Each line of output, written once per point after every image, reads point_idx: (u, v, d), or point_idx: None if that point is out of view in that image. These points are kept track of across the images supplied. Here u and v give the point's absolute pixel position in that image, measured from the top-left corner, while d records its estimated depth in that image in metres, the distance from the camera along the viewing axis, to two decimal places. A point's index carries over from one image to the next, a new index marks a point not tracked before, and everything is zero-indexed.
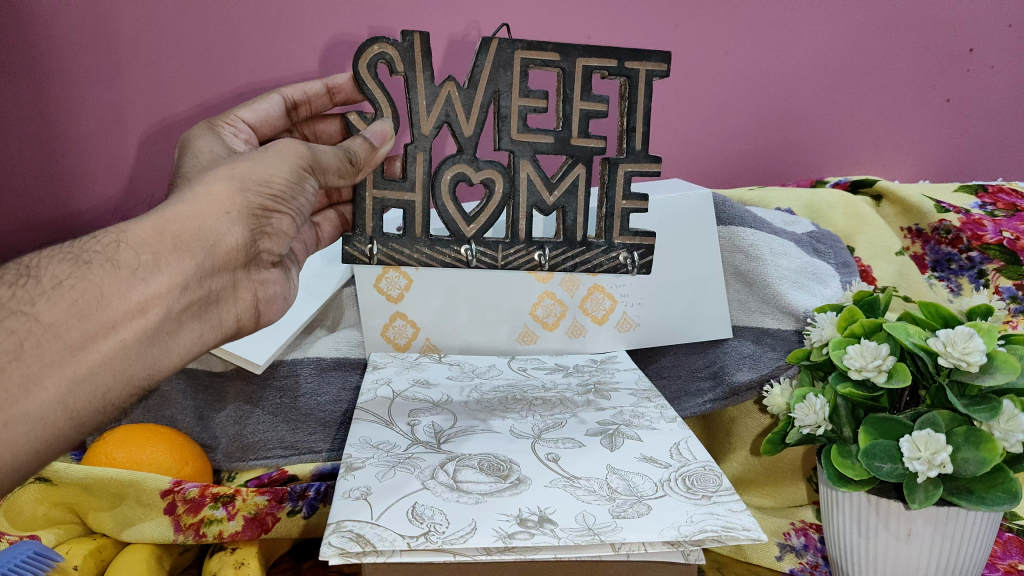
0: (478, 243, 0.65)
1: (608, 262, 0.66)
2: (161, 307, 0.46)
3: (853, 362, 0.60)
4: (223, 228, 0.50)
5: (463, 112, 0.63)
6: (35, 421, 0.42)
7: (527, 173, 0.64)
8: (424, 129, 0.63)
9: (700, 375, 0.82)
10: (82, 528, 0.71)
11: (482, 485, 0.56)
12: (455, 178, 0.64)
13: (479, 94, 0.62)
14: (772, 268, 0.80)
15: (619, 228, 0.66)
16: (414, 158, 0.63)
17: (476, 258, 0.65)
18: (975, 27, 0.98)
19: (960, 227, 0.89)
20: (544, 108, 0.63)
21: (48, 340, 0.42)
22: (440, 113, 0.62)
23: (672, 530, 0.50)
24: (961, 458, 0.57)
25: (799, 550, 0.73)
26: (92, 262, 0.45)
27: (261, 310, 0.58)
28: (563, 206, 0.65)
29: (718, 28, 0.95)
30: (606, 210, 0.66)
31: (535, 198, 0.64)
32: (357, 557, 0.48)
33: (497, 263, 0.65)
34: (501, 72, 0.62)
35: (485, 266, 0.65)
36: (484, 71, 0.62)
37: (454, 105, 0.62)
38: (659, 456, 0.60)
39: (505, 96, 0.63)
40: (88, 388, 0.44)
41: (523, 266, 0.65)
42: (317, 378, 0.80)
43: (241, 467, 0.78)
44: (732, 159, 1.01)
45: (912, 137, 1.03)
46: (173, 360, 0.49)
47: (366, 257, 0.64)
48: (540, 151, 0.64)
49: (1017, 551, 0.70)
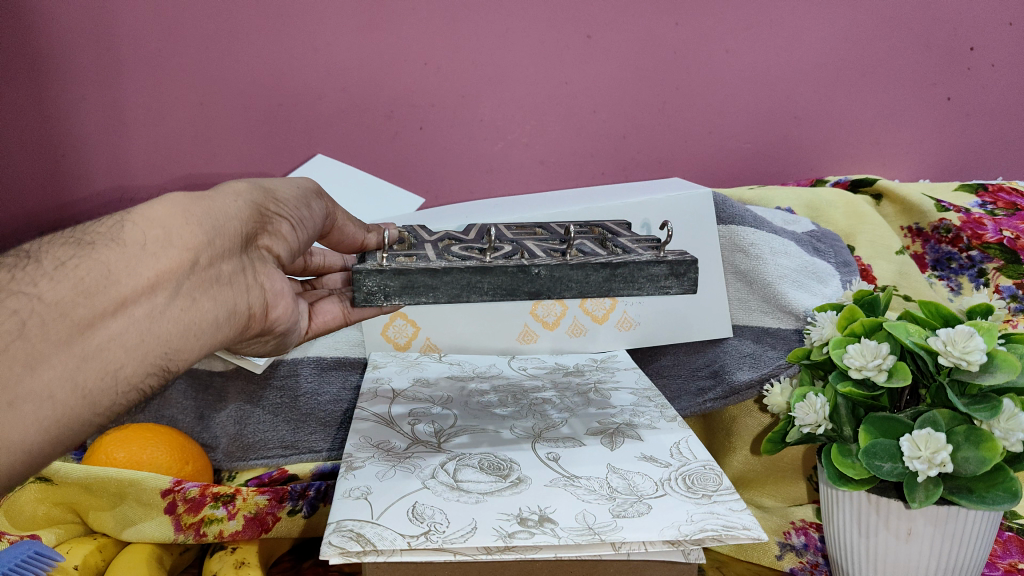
0: (500, 257, 0.53)
1: (645, 257, 0.53)
2: (171, 283, 0.40)
3: (852, 361, 0.60)
4: (232, 212, 0.46)
5: (464, 235, 0.64)
6: (42, 399, 0.36)
7: (532, 240, 0.60)
8: (428, 239, 0.62)
9: (700, 374, 0.82)
10: (83, 527, 0.70)
11: (482, 485, 0.56)
12: (461, 246, 0.58)
13: (473, 232, 0.65)
14: (772, 267, 0.80)
15: (643, 249, 0.56)
16: (419, 245, 0.59)
17: (502, 262, 0.52)
18: (977, 25, 0.97)
19: (959, 226, 0.89)
20: (538, 232, 0.65)
21: (54, 317, 0.36)
22: (442, 233, 0.63)
23: (672, 530, 0.50)
24: (962, 457, 0.57)
25: (800, 549, 0.73)
26: (96, 242, 0.39)
27: (269, 306, 0.51)
28: (578, 244, 0.57)
29: (717, 27, 0.95)
30: (625, 245, 0.58)
31: (547, 246, 0.57)
32: (357, 557, 0.48)
33: (524, 264, 0.51)
34: (492, 228, 0.67)
35: (510, 267, 0.51)
36: (477, 228, 0.67)
37: (453, 233, 0.64)
38: (659, 455, 0.60)
39: (499, 230, 0.65)
40: (99, 365, 0.38)
41: (555, 268, 0.51)
42: (318, 377, 0.80)
43: (241, 467, 0.79)
44: (732, 159, 1.02)
45: (913, 137, 1.03)
46: (191, 345, 0.42)
47: (377, 268, 0.50)
48: (539, 238, 0.61)
49: (1017, 551, 0.70)
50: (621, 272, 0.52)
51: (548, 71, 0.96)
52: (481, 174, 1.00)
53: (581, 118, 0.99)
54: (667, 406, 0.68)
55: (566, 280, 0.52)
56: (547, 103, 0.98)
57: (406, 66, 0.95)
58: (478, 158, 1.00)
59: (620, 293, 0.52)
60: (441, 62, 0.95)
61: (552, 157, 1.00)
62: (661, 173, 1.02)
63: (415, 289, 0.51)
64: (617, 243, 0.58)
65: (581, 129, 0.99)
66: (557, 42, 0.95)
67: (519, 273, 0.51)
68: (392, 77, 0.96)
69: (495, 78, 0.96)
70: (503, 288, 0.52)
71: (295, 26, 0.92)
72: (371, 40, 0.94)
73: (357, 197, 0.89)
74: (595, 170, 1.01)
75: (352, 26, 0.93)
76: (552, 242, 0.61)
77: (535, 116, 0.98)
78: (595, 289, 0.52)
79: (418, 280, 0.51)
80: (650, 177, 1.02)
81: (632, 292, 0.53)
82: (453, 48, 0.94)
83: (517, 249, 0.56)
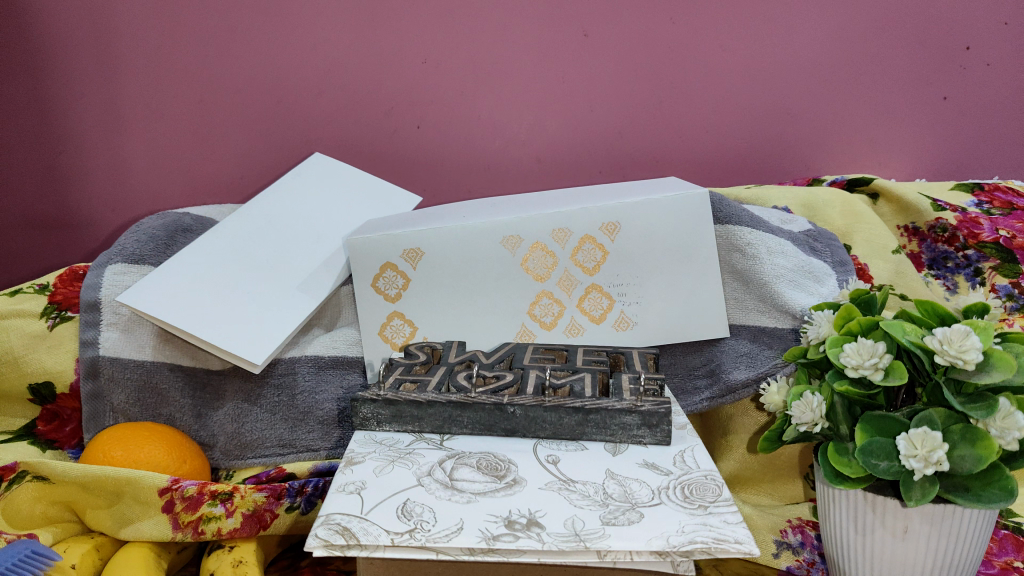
0: (486, 391, 0.63)
1: (624, 428, 0.61)
2: None
3: (849, 359, 0.60)
4: None
5: (485, 353, 0.72)
6: None
7: (537, 372, 0.67)
8: (451, 356, 0.71)
9: (696, 373, 0.82)
10: (80, 526, 0.71)
11: (477, 484, 0.56)
12: (467, 373, 0.67)
13: (496, 358, 0.71)
14: (769, 266, 0.80)
15: (630, 389, 0.63)
16: (437, 370, 0.68)
17: (483, 394, 0.62)
18: (973, 24, 0.97)
19: (956, 225, 0.89)
20: (552, 359, 0.71)
21: None
22: (467, 353, 0.72)
23: (660, 540, 0.50)
24: (958, 456, 0.57)
25: (796, 547, 0.73)
26: None
27: None
28: (571, 382, 0.64)
29: (714, 25, 0.95)
30: (621, 384, 0.64)
31: (545, 378, 0.65)
32: (341, 549, 0.50)
33: (501, 401, 0.62)
34: (518, 351, 0.72)
35: (489, 401, 0.62)
36: (506, 351, 0.72)
37: (478, 353, 0.72)
38: (661, 462, 0.59)
39: (518, 356, 0.71)
40: None
41: (530, 433, 0.62)
42: (315, 376, 0.80)
43: (239, 465, 0.80)
44: (729, 157, 1.02)
45: (910, 135, 1.03)
46: None
47: (372, 395, 0.63)
48: (548, 372, 0.66)
49: (1013, 549, 0.70)
50: (593, 418, 0.61)
51: (545, 70, 0.96)
52: (478, 173, 1.01)
53: (578, 117, 0.99)
54: (672, 413, 0.67)
55: (540, 420, 0.62)
56: (544, 102, 0.98)
57: (402, 65, 0.95)
58: (475, 157, 1.00)
59: (592, 434, 0.62)
60: (438, 61, 0.95)
61: (549, 156, 1.00)
62: (658, 172, 1.02)
63: (406, 404, 0.63)
64: (613, 385, 0.64)
65: (578, 129, 0.99)
66: (553, 41, 0.95)
67: (496, 410, 0.62)
68: (389, 76, 0.96)
69: (492, 77, 0.96)
70: (481, 422, 0.62)
71: (293, 26, 0.93)
72: (367, 39, 0.94)
73: (354, 197, 0.90)
74: (592, 169, 1.01)
75: (348, 25, 0.93)
76: (562, 370, 0.67)
77: (532, 115, 0.98)
78: (570, 430, 0.62)
79: (404, 411, 0.63)
80: (647, 176, 1.02)
81: (605, 436, 0.62)
82: (450, 47, 0.95)
83: (514, 381, 0.65)
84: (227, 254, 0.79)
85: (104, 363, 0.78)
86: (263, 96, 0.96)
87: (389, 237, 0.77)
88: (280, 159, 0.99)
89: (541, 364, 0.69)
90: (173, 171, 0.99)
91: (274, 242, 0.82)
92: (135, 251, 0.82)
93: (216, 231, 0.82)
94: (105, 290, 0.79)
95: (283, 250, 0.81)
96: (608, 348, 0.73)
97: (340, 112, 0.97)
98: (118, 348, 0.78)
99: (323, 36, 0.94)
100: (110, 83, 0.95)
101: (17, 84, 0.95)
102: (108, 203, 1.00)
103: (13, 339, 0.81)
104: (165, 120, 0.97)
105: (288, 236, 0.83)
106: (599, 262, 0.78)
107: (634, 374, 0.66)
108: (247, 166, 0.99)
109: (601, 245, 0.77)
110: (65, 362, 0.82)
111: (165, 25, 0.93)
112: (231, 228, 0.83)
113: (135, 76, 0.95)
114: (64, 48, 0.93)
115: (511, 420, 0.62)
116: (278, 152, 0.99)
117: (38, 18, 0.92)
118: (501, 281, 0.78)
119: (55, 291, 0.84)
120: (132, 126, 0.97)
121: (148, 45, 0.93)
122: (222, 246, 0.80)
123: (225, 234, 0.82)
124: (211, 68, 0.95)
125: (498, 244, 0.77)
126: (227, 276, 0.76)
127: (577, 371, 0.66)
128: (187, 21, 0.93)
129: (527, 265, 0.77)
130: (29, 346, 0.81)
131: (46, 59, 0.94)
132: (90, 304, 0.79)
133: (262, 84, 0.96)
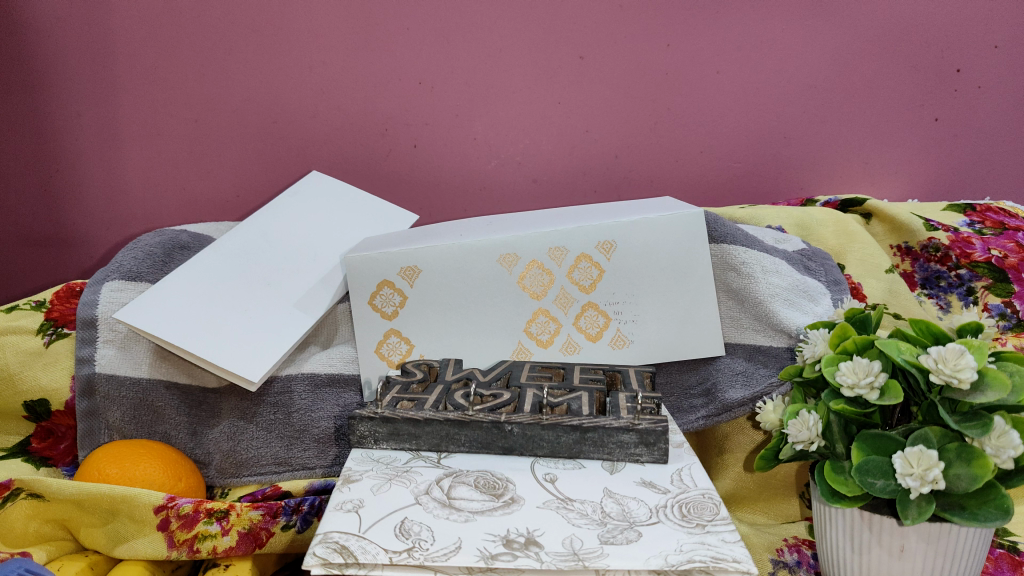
0: (484, 409, 0.63)
1: (621, 447, 0.62)
2: None
3: (845, 379, 0.61)
4: None
5: (483, 372, 0.72)
6: None
7: (534, 390, 0.67)
8: (449, 376, 0.72)
9: (692, 393, 0.82)
10: (74, 544, 0.71)
11: (474, 503, 0.56)
12: (463, 393, 0.67)
13: (495, 377, 0.71)
14: (763, 285, 0.81)
15: (626, 407, 0.64)
16: (436, 389, 0.68)
17: (480, 412, 0.62)
18: (963, 47, 0.99)
19: (948, 244, 0.90)
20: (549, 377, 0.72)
21: None
22: (463, 372, 0.72)
23: (658, 559, 0.50)
24: (954, 474, 0.57)
25: (793, 566, 0.72)
26: None
27: None
28: (568, 401, 0.65)
29: (708, 47, 0.96)
30: (619, 403, 0.64)
31: (543, 397, 0.65)
32: (338, 568, 0.50)
33: (499, 419, 0.62)
34: (516, 368, 0.73)
35: (486, 419, 0.62)
36: (506, 368, 0.73)
37: (475, 373, 0.72)
38: (659, 481, 0.59)
39: (516, 372, 0.72)
40: None
41: (529, 450, 0.63)
42: (312, 395, 0.80)
43: (234, 483, 0.79)
44: (723, 177, 1.03)
45: (901, 156, 1.04)
46: None
47: (371, 413, 0.62)
48: (545, 392, 0.66)
49: (1009, 567, 0.69)
50: (591, 436, 0.61)
51: (542, 91, 0.98)
52: (475, 191, 1.02)
53: (574, 137, 1.00)
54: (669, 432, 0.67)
55: (538, 439, 0.62)
56: (541, 121, 0.99)
57: (401, 85, 0.96)
58: (471, 175, 1.01)
59: (590, 453, 0.62)
60: (436, 82, 0.97)
61: (545, 175, 1.02)
62: (653, 191, 1.03)
63: (404, 422, 0.62)
64: (610, 405, 0.64)
65: (573, 148, 1.00)
66: (550, 62, 0.96)
67: (493, 428, 0.62)
68: (388, 95, 0.97)
69: (490, 97, 0.98)
70: (478, 440, 0.63)
71: (294, 46, 0.94)
72: (366, 59, 0.95)
73: (351, 215, 0.90)
74: (587, 188, 1.03)
75: (348, 44, 0.94)
76: (559, 389, 0.67)
77: (528, 134, 1.00)
78: (567, 448, 0.62)
79: (401, 429, 0.63)
80: (641, 194, 1.03)
81: (602, 454, 0.62)
82: (448, 67, 0.96)
83: (512, 400, 0.65)
84: (224, 273, 0.79)
85: (100, 382, 0.78)
86: (262, 115, 0.97)
87: (386, 255, 0.77)
88: (278, 177, 1.00)
89: (539, 383, 0.70)
90: (171, 188, 0.99)
91: (272, 261, 0.82)
92: (132, 268, 0.83)
93: (215, 248, 0.82)
94: (103, 306, 0.80)
95: (282, 268, 0.81)
96: (606, 366, 0.74)
97: (338, 132, 0.98)
98: (114, 365, 0.78)
99: (323, 56, 0.95)
100: (109, 101, 0.96)
101: (17, 101, 0.95)
102: (105, 219, 1.00)
103: (9, 357, 0.81)
104: (163, 139, 0.97)
105: (286, 256, 0.83)
106: (595, 281, 0.78)
107: (631, 393, 0.66)
108: (245, 183, 1.00)
109: (597, 263, 0.78)
110: (61, 379, 0.81)
111: (165, 44, 0.93)
112: (230, 245, 0.83)
113: (134, 95, 0.95)
114: (64, 66, 0.94)
115: (508, 439, 0.62)
116: (276, 170, 0.99)
117: (38, 37, 0.93)
118: (498, 300, 0.78)
119: (51, 308, 0.85)
120: (130, 144, 0.97)
121: (147, 64, 0.94)
122: (221, 264, 0.80)
123: (225, 253, 0.82)
124: (210, 87, 0.95)
125: (496, 263, 0.77)
126: (225, 294, 0.76)
127: (575, 390, 0.67)
128: (187, 40, 0.93)
129: (525, 284, 0.78)
130: (24, 363, 0.81)
131: (46, 78, 0.95)
132: (86, 322, 0.79)
133: (262, 103, 0.97)
